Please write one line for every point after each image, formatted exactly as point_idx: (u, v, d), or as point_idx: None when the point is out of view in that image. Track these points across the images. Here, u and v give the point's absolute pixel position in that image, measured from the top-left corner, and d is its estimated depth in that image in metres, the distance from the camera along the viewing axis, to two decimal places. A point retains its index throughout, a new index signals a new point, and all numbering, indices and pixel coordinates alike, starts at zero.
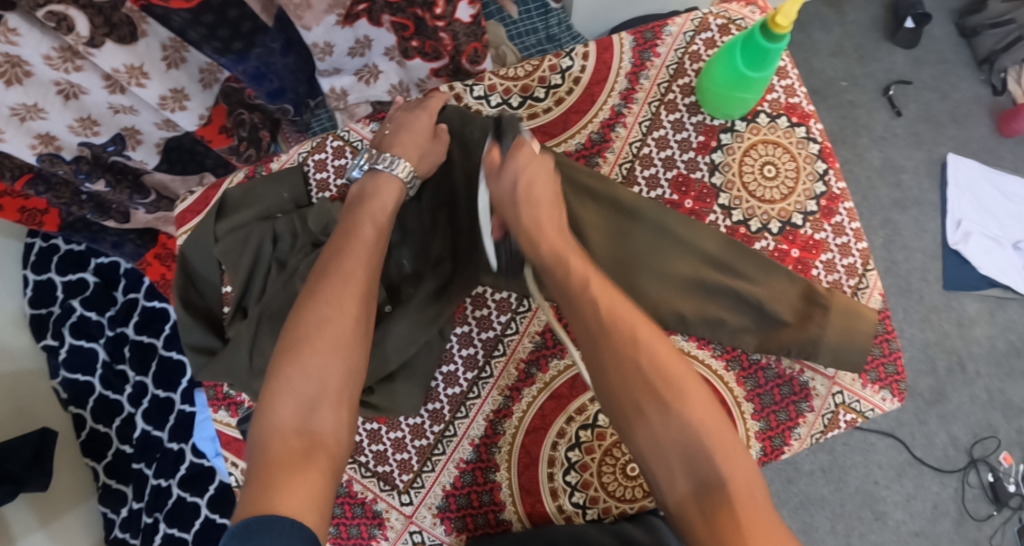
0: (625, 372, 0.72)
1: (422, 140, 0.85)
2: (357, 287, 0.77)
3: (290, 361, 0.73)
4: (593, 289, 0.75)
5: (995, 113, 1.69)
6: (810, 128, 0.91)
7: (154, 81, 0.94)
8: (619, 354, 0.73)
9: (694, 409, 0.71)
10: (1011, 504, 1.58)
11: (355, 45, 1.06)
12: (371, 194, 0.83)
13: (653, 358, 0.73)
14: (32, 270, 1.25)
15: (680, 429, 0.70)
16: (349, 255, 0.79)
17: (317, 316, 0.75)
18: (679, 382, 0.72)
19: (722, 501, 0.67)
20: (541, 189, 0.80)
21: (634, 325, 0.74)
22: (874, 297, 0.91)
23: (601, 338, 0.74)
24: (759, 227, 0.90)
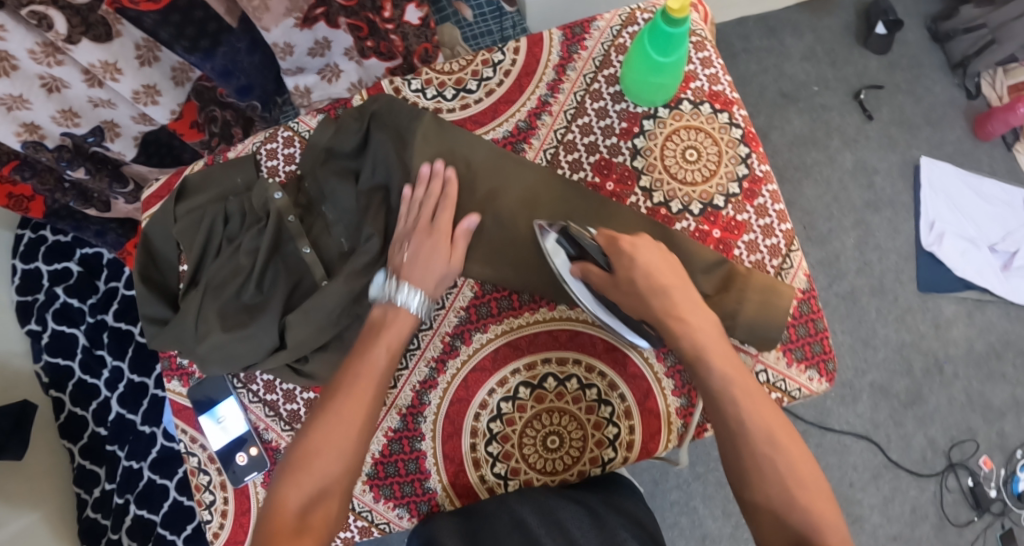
0: (767, 469, 0.78)
1: (437, 266, 0.88)
2: (362, 411, 0.81)
3: (302, 471, 0.79)
4: (735, 388, 0.80)
5: (970, 116, 1.70)
6: (732, 115, 0.96)
7: (127, 77, 1.00)
8: (753, 448, 0.79)
9: (814, 502, 0.76)
10: (993, 510, 1.56)
11: (314, 46, 1.09)
12: (380, 323, 0.86)
13: (784, 455, 0.78)
14: (21, 260, 1.34)
15: (800, 517, 0.75)
16: (359, 374, 0.83)
17: (327, 426, 0.80)
18: (808, 483, 0.77)
19: None
20: (672, 268, 0.85)
21: (769, 424, 0.79)
22: (798, 277, 0.94)
23: (725, 404, 0.80)
24: (680, 208, 0.93)
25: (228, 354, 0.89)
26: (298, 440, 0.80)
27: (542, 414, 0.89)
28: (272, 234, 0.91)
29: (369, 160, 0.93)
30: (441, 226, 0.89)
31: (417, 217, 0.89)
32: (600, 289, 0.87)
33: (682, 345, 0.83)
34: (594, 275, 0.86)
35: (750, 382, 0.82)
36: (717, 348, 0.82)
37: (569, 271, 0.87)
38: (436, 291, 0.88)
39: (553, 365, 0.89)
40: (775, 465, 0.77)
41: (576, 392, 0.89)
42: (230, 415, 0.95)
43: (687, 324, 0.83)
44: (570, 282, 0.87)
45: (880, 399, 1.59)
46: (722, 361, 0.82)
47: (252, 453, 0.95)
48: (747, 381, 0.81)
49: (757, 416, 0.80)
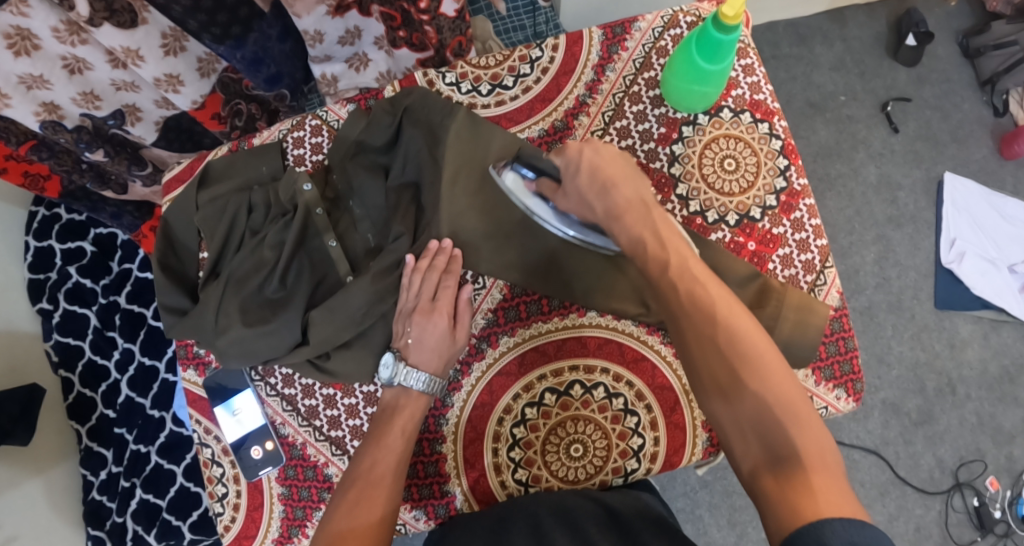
0: (716, 359, 0.72)
1: (444, 342, 0.85)
2: (383, 485, 0.81)
3: None
4: (672, 269, 0.76)
5: (997, 135, 1.68)
6: (773, 125, 0.93)
7: (150, 64, 0.97)
8: (692, 331, 0.73)
9: (776, 385, 0.69)
10: (997, 532, 1.54)
11: (345, 35, 1.06)
12: (392, 407, 0.85)
13: (728, 331, 0.72)
14: (34, 237, 1.32)
15: (760, 405, 0.69)
16: (375, 461, 0.82)
17: (348, 514, 0.79)
18: (768, 365, 0.70)
19: (792, 463, 0.66)
20: (613, 164, 0.82)
21: (711, 303, 0.73)
22: (832, 294, 0.91)
23: (663, 284, 0.76)
24: (716, 218, 0.91)
25: (249, 349, 0.87)
26: (325, 528, 0.78)
27: (567, 422, 0.87)
28: (299, 226, 0.88)
29: (400, 155, 0.91)
30: (442, 305, 0.85)
31: (417, 295, 0.86)
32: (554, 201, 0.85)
33: (623, 244, 0.80)
34: (552, 193, 0.85)
35: (696, 265, 0.77)
36: (657, 239, 0.78)
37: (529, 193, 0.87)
38: (440, 370, 0.86)
39: (580, 373, 0.87)
40: (722, 352, 0.71)
41: (601, 402, 0.87)
42: (245, 408, 0.94)
43: (624, 221, 0.79)
44: (534, 200, 0.86)
45: (891, 416, 1.58)
46: (665, 247, 0.77)
47: (267, 448, 0.93)
48: (691, 265, 0.76)
49: (697, 297, 0.74)
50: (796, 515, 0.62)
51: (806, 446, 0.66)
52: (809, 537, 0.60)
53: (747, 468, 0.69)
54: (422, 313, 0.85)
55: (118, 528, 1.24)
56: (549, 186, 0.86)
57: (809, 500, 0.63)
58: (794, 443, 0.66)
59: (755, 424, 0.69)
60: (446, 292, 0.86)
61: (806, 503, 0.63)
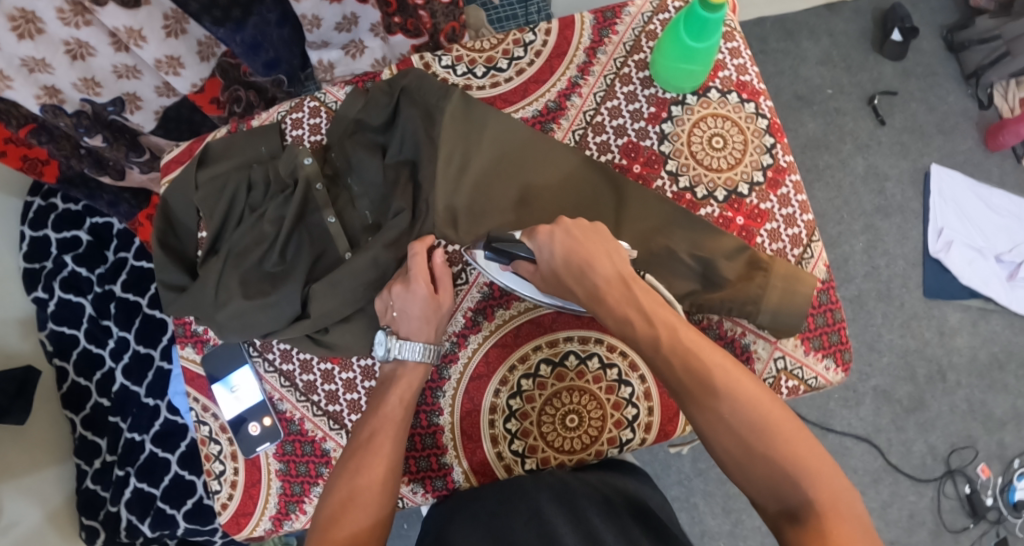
0: (717, 428, 0.74)
1: (432, 312, 0.87)
2: (386, 462, 0.82)
3: (333, 529, 0.77)
4: (665, 345, 0.77)
5: (981, 127, 1.71)
6: (759, 105, 0.96)
7: (152, 45, 0.99)
8: (692, 407, 0.75)
9: (780, 441, 0.72)
10: (989, 518, 1.57)
11: (341, 21, 1.09)
12: (393, 377, 0.87)
13: (726, 400, 0.74)
14: (29, 227, 1.34)
15: (769, 465, 0.72)
16: (381, 430, 0.84)
17: (351, 483, 0.80)
18: (770, 424, 0.73)
19: (811, 517, 0.69)
20: (589, 240, 0.82)
21: (706, 374, 0.75)
22: (818, 267, 0.95)
23: (659, 361, 0.77)
24: (705, 194, 0.94)
25: (247, 322, 0.89)
26: (325, 502, 0.79)
27: (563, 392, 0.88)
28: (299, 201, 0.90)
29: (398, 135, 0.93)
30: (418, 271, 0.86)
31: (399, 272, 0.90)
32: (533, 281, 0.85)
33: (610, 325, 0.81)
34: (530, 273, 0.85)
35: (685, 331, 0.78)
36: (643, 315, 0.79)
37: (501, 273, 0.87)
38: (429, 336, 0.87)
39: (575, 343, 0.89)
40: (722, 419, 0.73)
41: (596, 372, 0.89)
42: (243, 384, 0.95)
43: (610, 300, 0.80)
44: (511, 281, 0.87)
45: (883, 403, 1.60)
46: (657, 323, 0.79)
47: (265, 424, 0.94)
48: (681, 336, 0.77)
49: (691, 371, 0.75)
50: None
51: (819, 496, 0.70)
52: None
53: (769, 522, 0.72)
54: (403, 283, 0.86)
55: (112, 516, 1.26)
56: (525, 266, 0.85)
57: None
58: (806, 495, 0.70)
59: (769, 483, 0.72)
60: (417, 259, 0.87)
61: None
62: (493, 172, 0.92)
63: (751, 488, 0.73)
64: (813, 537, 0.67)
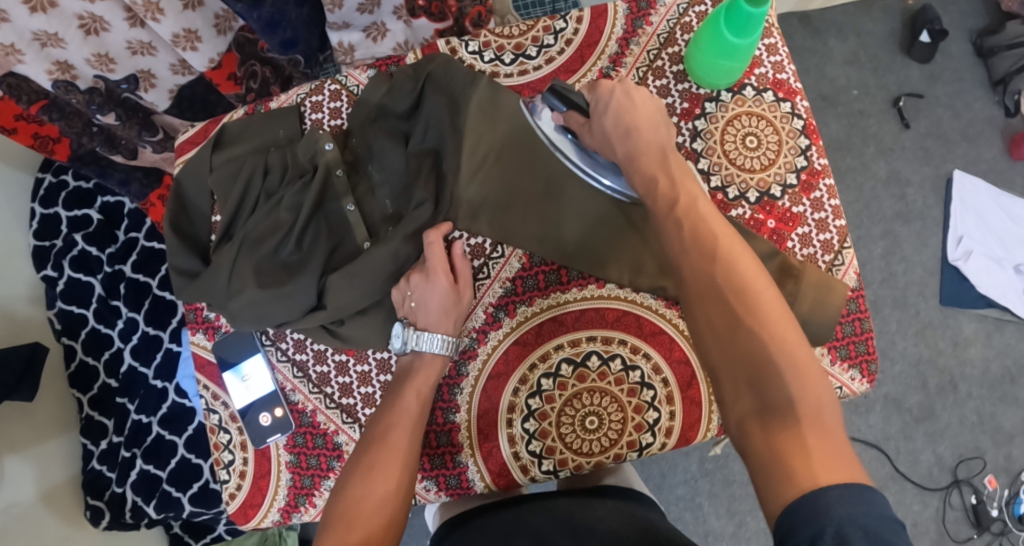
0: (712, 300, 0.70)
1: (449, 303, 0.85)
2: (402, 461, 0.79)
3: (341, 529, 0.74)
4: (678, 209, 0.74)
5: (1007, 135, 1.68)
6: (795, 105, 0.93)
7: (169, 19, 0.96)
8: (692, 266, 0.72)
9: (774, 331, 0.67)
10: (993, 530, 1.56)
11: (364, 1, 1.06)
12: (409, 372, 0.84)
13: (728, 269, 0.70)
14: (40, 204, 1.32)
15: (755, 350, 0.67)
16: (394, 428, 0.81)
17: (364, 485, 0.77)
18: (769, 313, 0.68)
19: (786, 416, 0.64)
20: (644, 106, 0.81)
21: (716, 240, 0.72)
22: (849, 274, 0.92)
23: (671, 228, 0.74)
24: (737, 195, 0.91)
25: (260, 311, 0.86)
26: (336, 499, 0.77)
27: (583, 394, 0.86)
28: (318, 188, 0.88)
29: (421, 121, 0.90)
30: (436, 260, 0.85)
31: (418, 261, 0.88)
32: (580, 136, 0.84)
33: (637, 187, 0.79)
34: (580, 128, 0.84)
35: (706, 204, 0.75)
36: (669, 179, 0.77)
37: (558, 125, 0.87)
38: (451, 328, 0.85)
39: (597, 344, 0.86)
40: (718, 287, 0.70)
41: (618, 374, 0.86)
42: (254, 373, 0.93)
43: (640, 165, 0.78)
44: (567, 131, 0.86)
45: (893, 411, 1.60)
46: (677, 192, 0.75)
47: (276, 415, 0.92)
48: (700, 205, 0.74)
49: (699, 235, 0.72)
50: (789, 481, 0.60)
51: (802, 397, 0.64)
52: (801, 504, 0.59)
53: (736, 417, 0.67)
54: (421, 275, 0.84)
55: (118, 497, 1.23)
56: (577, 118, 0.84)
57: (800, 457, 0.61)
58: (787, 392, 0.64)
59: (746, 368, 0.67)
60: (435, 249, 0.85)
61: (800, 465, 0.61)
62: (515, 141, 0.88)
63: (727, 371, 0.68)
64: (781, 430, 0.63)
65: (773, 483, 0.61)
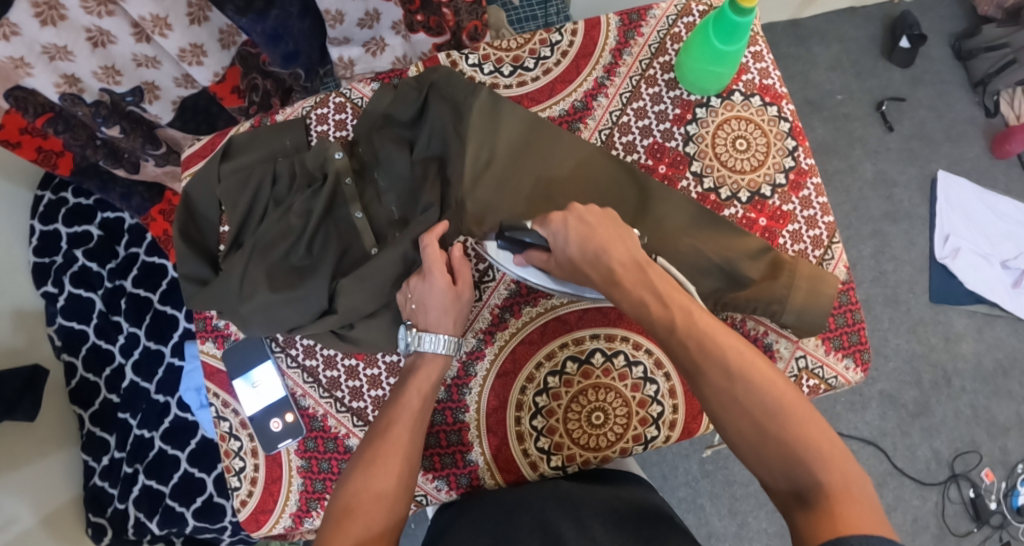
0: (731, 409, 0.72)
1: (453, 305, 0.86)
2: (405, 453, 0.82)
3: (342, 522, 0.76)
4: (678, 326, 0.76)
5: (989, 135, 1.73)
6: (781, 108, 0.97)
7: (176, 34, 1.01)
8: (704, 382, 0.74)
9: (796, 423, 0.70)
10: (993, 523, 1.60)
11: (364, 16, 1.12)
12: (412, 368, 0.87)
13: (737, 377, 0.73)
14: (40, 220, 1.36)
15: (781, 447, 0.70)
16: (396, 423, 0.83)
17: (365, 479, 0.79)
18: (784, 407, 0.71)
19: (822, 499, 0.67)
20: (602, 226, 0.81)
21: (721, 352, 0.74)
22: (839, 268, 0.96)
23: (675, 347, 0.76)
24: (729, 195, 0.95)
25: (273, 314, 0.90)
26: (339, 491, 0.79)
27: (588, 390, 0.88)
28: (327, 195, 0.91)
29: (425, 130, 0.94)
30: (433, 261, 0.86)
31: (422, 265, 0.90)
32: (547, 272, 0.85)
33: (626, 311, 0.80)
34: (542, 264, 0.85)
35: (702, 315, 0.76)
36: (658, 297, 0.77)
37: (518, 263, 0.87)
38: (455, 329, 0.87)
39: (600, 341, 0.89)
40: (734, 396, 0.72)
41: (622, 370, 0.89)
42: (264, 379, 0.95)
43: (622, 288, 0.79)
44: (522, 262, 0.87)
45: (889, 408, 1.64)
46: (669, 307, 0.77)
47: (287, 420, 0.94)
48: (696, 318, 0.76)
49: (704, 349, 0.74)
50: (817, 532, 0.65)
51: (830, 476, 0.68)
52: None
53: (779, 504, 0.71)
54: (422, 275, 0.87)
55: (120, 513, 1.27)
56: (538, 255, 0.85)
57: (835, 527, 0.65)
58: (817, 477, 0.68)
59: (779, 460, 0.70)
60: (432, 250, 0.86)
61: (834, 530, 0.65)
62: (512, 151, 0.92)
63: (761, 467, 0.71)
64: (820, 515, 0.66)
65: None
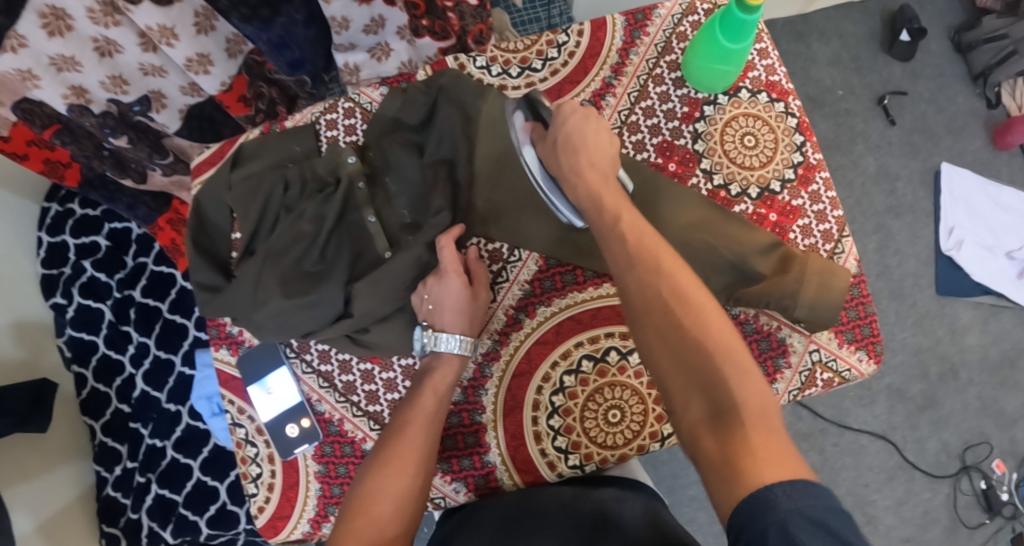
0: (659, 314, 0.73)
1: (467, 307, 0.87)
2: (419, 454, 0.82)
3: (353, 526, 0.78)
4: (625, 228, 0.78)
5: (990, 126, 1.74)
6: (788, 104, 0.98)
7: (182, 43, 1.03)
8: (640, 280, 0.75)
9: (720, 344, 0.71)
10: (1004, 514, 1.63)
11: (370, 23, 1.12)
12: (428, 372, 0.86)
13: (671, 284, 0.74)
14: (46, 232, 1.36)
15: (701, 357, 0.70)
16: (409, 427, 0.83)
17: (377, 484, 0.80)
18: (710, 324, 0.72)
19: (732, 418, 0.68)
20: (591, 131, 0.84)
21: (660, 262, 0.75)
22: (850, 261, 0.96)
23: (617, 251, 0.77)
24: (739, 191, 0.95)
25: (288, 320, 0.90)
26: (352, 491, 0.81)
27: (604, 388, 0.88)
28: (339, 200, 0.91)
29: (435, 133, 0.94)
30: (448, 262, 0.88)
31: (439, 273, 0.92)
32: (540, 146, 0.86)
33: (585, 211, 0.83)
34: (540, 138, 0.87)
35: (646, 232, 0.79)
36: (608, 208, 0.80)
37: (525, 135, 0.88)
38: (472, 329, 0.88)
39: (615, 339, 0.89)
40: (661, 300, 0.73)
41: (638, 368, 0.89)
42: (279, 385, 0.96)
43: (584, 190, 0.82)
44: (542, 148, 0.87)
45: (897, 401, 1.66)
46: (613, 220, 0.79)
47: (303, 426, 0.94)
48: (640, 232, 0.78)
49: (646, 255, 0.76)
50: (738, 476, 0.65)
51: (744, 396, 0.68)
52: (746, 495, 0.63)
53: (687, 424, 0.70)
54: (436, 276, 0.87)
55: (133, 523, 1.29)
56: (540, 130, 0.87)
57: (744, 457, 0.65)
58: (732, 394, 0.68)
59: (695, 371, 0.70)
60: (448, 252, 0.88)
61: (749, 465, 0.65)
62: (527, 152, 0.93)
63: (677, 378, 0.71)
64: (729, 435, 0.67)
65: (723, 478, 0.65)
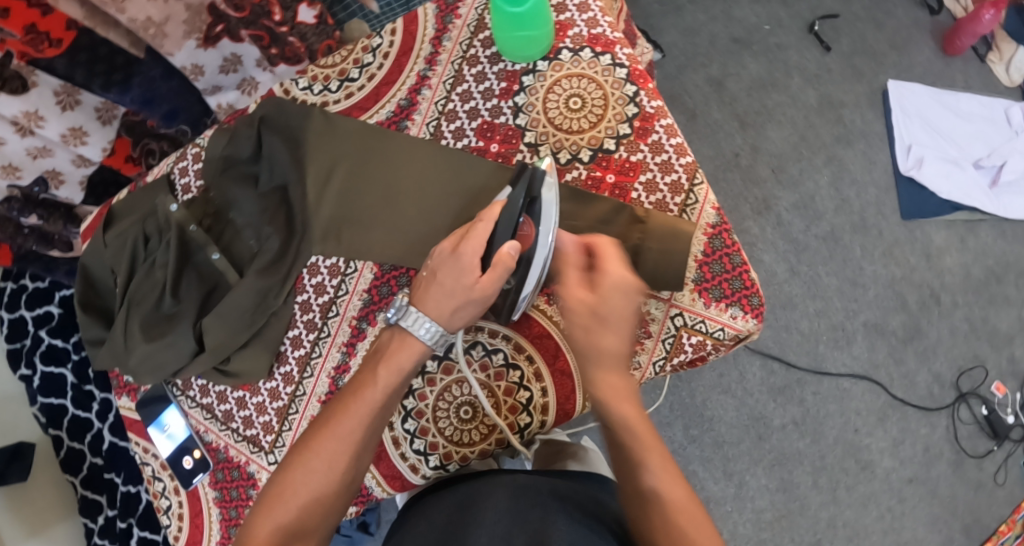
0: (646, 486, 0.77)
1: (458, 291, 0.82)
2: (351, 447, 0.81)
3: (277, 509, 0.79)
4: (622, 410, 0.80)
5: (937, 34, 1.65)
6: (616, 55, 0.94)
7: (52, 123, 1.06)
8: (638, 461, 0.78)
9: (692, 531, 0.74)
10: (1013, 438, 1.50)
11: (223, 63, 1.14)
12: (386, 356, 0.83)
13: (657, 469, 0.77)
14: (6, 309, 1.41)
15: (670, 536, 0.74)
16: (349, 415, 0.81)
17: (307, 470, 0.80)
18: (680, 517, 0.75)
19: None
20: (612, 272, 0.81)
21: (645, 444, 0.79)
22: (706, 210, 0.91)
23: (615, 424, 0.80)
24: (569, 158, 0.93)
25: (157, 362, 0.95)
26: (275, 476, 0.81)
27: (453, 386, 0.90)
28: (177, 245, 0.94)
29: (266, 162, 0.95)
30: (476, 236, 0.83)
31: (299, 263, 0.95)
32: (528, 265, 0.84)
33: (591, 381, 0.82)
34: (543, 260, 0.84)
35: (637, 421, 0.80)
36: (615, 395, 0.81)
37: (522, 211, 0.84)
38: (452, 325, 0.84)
39: (456, 336, 0.91)
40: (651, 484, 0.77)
41: (482, 360, 0.90)
42: (173, 421, 1.01)
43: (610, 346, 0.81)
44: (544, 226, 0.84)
45: (876, 337, 1.54)
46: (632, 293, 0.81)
47: (196, 456, 0.99)
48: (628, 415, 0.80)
49: (643, 433, 0.79)
50: None
51: None
52: None
53: None
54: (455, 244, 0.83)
55: None
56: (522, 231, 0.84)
57: None
58: None
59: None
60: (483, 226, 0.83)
61: None
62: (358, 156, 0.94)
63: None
64: None
65: None
